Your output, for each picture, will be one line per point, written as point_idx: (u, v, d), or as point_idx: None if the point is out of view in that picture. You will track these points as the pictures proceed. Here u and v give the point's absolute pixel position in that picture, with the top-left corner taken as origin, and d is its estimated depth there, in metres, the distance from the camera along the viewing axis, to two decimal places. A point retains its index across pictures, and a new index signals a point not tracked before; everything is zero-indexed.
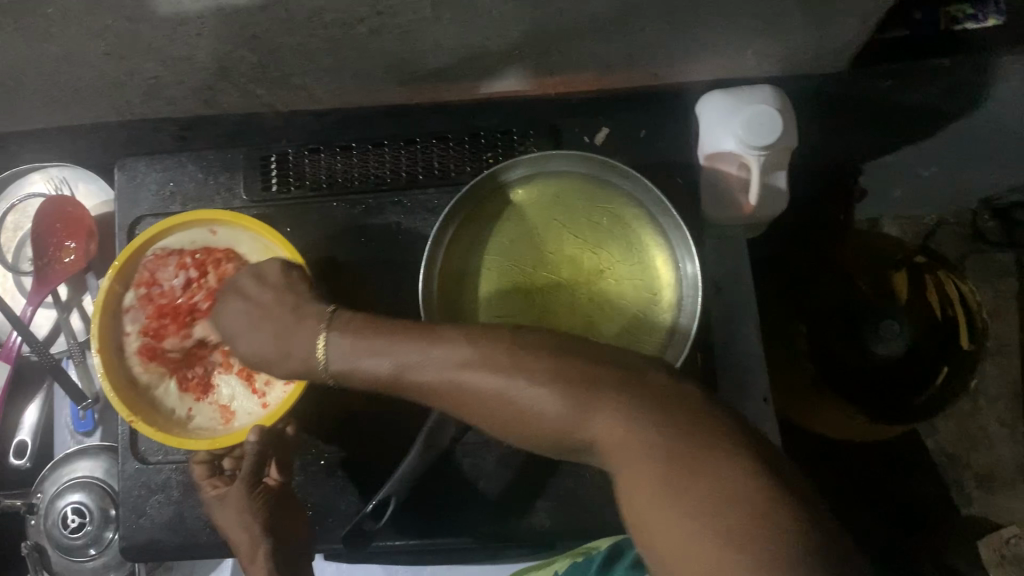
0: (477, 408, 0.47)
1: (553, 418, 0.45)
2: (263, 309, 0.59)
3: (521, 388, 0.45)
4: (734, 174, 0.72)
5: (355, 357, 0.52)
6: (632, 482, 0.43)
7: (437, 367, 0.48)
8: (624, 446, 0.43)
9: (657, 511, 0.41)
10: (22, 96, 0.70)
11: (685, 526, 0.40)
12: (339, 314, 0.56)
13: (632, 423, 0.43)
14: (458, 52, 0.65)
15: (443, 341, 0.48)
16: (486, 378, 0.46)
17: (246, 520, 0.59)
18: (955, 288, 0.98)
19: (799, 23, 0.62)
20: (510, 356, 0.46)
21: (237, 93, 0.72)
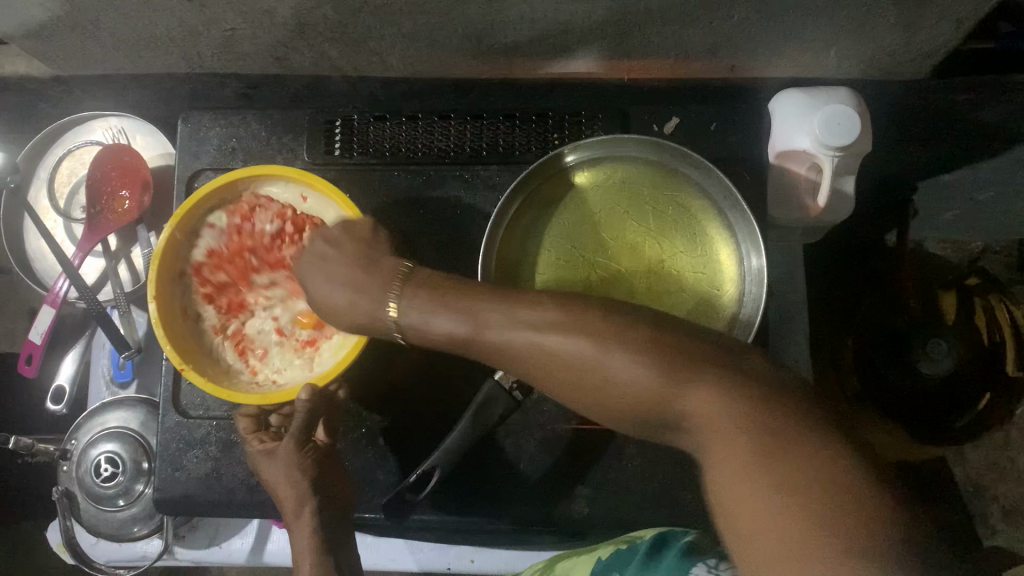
0: (562, 379, 0.45)
1: (640, 391, 0.43)
2: (342, 256, 0.58)
3: (610, 360, 0.43)
4: (803, 175, 0.71)
5: (424, 316, 0.51)
6: (725, 464, 0.40)
7: (525, 332, 0.46)
8: (717, 425, 0.41)
9: (752, 494, 0.39)
10: (96, 38, 0.70)
11: (774, 516, 0.37)
12: (414, 275, 0.54)
13: (726, 399, 0.41)
14: (539, 27, 0.65)
15: (531, 305, 0.47)
16: (574, 346, 0.44)
17: (293, 477, 0.59)
18: (1006, 313, 1.00)
19: (888, 20, 0.62)
20: (604, 324, 0.45)
21: (311, 53, 0.72)
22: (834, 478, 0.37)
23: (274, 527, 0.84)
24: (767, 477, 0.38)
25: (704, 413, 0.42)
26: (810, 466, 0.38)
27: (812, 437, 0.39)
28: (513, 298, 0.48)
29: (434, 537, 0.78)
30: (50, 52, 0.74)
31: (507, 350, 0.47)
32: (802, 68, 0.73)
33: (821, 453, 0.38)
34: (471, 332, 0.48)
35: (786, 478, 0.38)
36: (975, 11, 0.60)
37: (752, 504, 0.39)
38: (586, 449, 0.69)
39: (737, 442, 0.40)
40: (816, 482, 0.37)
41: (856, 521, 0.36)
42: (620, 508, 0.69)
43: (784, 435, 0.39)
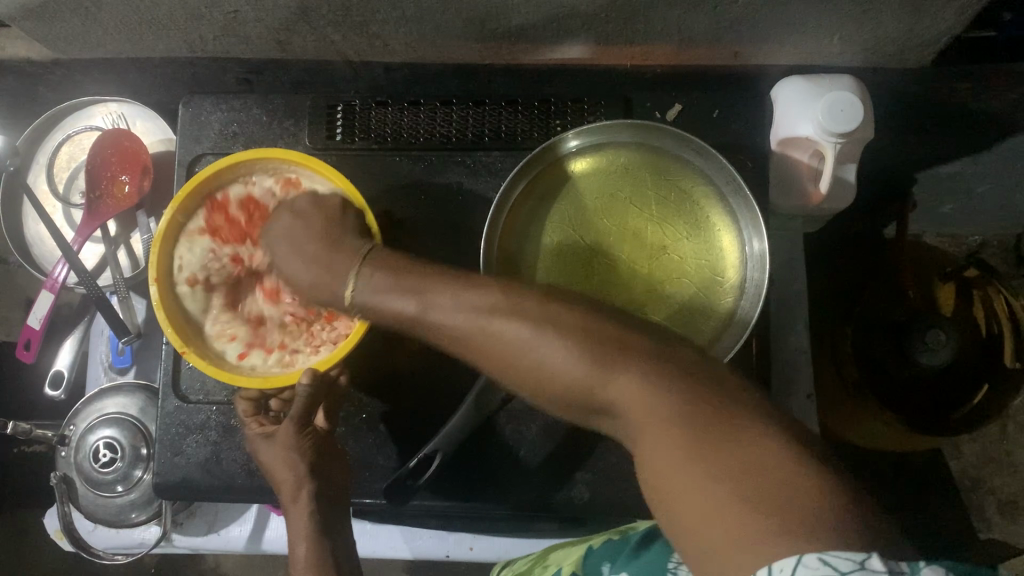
0: (492, 357, 0.46)
1: (572, 375, 0.44)
2: (307, 232, 0.60)
3: (546, 344, 0.44)
4: (806, 163, 0.72)
5: (377, 295, 0.52)
6: (657, 449, 0.41)
7: (466, 313, 0.47)
8: (645, 409, 0.42)
9: (684, 477, 0.39)
10: (96, 20, 0.70)
11: (709, 489, 0.38)
12: (375, 254, 0.56)
13: (647, 383, 0.42)
14: (541, 11, 0.64)
15: (477, 288, 0.48)
16: (509, 329, 0.45)
17: (292, 458, 0.59)
18: (1003, 302, 0.98)
19: (892, 6, 0.62)
20: (541, 308, 0.46)
21: (314, 37, 0.72)
22: (759, 455, 0.37)
23: (274, 514, 0.84)
24: (699, 460, 0.39)
25: (634, 399, 0.42)
26: (740, 441, 0.38)
27: (736, 417, 0.39)
28: (456, 280, 0.50)
29: (433, 523, 0.78)
30: (50, 35, 0.73)
31: (449, 330, 0.48)
32: (805, 54, 0.73)
33: (746, 431, 0.39)
34: (415, 310, 0.50)
35: (714, 455, 0.38)
36: None
37: (687, 486, 0.39)
38: (586, 435, 0.69)
39: (662, 425, 0.41)
40: (746, 460, 0.38)
41: (785, 493, 0.36)
42: (619, 494, 0.68)
43: (716, 417, 0.40)
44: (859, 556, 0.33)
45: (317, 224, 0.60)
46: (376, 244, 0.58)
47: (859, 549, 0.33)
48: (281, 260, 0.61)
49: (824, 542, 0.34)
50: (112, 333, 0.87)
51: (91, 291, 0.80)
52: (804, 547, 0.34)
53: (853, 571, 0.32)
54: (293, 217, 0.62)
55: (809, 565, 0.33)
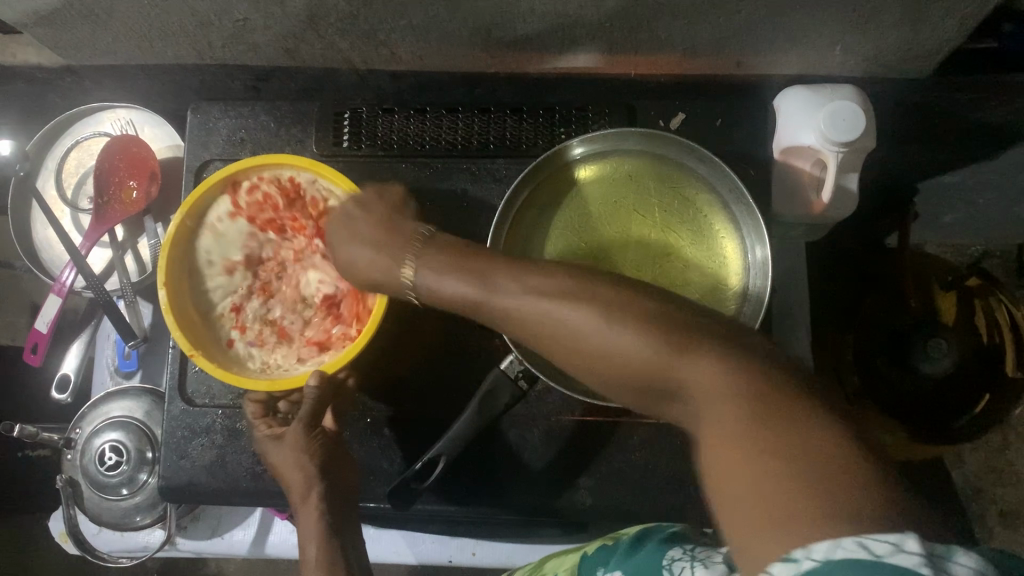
0: (563, 345, 0.45)
1: (639, 359, 0.43)
2: (369, 219, 0.60)
3: (607, 330, 0.43)
4: (807, 172, 0.72)
5: (438, 277, 0.52)
6: (714, 434, 0.40)
7: (530, 297, 0.47)
8: (712, 395, 0.41)
9: (735, 461, 0.38)
10: (107, 27, 0.71)
11: (765, 477, 0.37)
12: (436, 237, 0.56)
13: (721, 370, 0.41)
14: (547, 20, 0.65)
15: (542, 272, 0.48)
16: (576, 313, 0.44)
17: (301, 459, 0.59)
18: (1006, 314, 0.99)
19: (895, 16, 0.63)
20: (608, 293, 0.45)
21: (321, 45, 0.72)
22: (815, 441, 0.36)
23: (276, 518, 0.85)
24: (754, 443, 0.38)
25: (709, 381, 0.41)
26: (796, 429, 0.37)
27: (797, 404, 0.38)
28: (524, 267, 0.49)
29: (436, 528, 0.78)
30: (61, 41, 0.74)
31: (511, 312, 0.47)
32: (807, 64, 0.74)
33: (808, 421, 0.37)
34: (478, 293, 0.49)
35: (770, 439, 0.37)
36: (980, 7, 0.60)
37: (738, 467, 0.38)
38: (589, 440, 0.69)
39: (727, 413, 0.40)
40: (799, 445, 0.37)
41: (834, 482, 0.35)
42: (622, 499, 0.69)
43: (778, 401, 0.39)
44: (896, 538, 0.32)
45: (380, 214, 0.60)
46: (433, 229, 0.57)
47: (898, 531, 0.33)
48: (336, 245, 0.61)
49: (832, 532, 0.33)
50: (118, 337, 0.88)
51: (98, 295, 0.81)
52: (842, 531, 0.33)
53: (888, 555, 0.32)
54: (352, 206, 0.62)
55: (845, 548, 0.32)
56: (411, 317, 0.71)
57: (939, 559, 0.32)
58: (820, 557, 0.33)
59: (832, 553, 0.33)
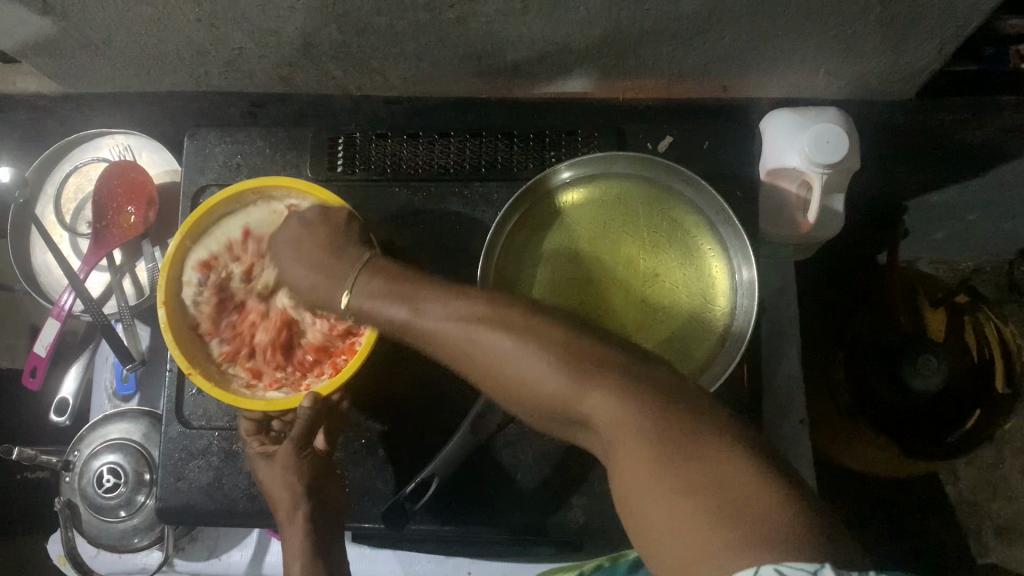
0: (480, 368, 0.49)
1: (554, 385, 0.46)
2: (314, 239, 0.62)
3: (522, 356, 0.47)
4: (793, 193, 0.73)
5: (370, 300, 0.55)
6: (627, 462, 0.44)
7: (453, 323, 0.50)
8: (617, 423, 0.44)
9: (647, 483, 0.42)
10: (106, 57, 0.72)
11: (671, 499, 0.41)
12: (373, 262, 0.59)
13: (625, 399, 0.45)
14: (535, 47, 0.67)
15: (465, 297, 0.51)
16: (503, 343, 0.48)
17: (291, 479, 0.60)
18: (994, 328, 1.01)
19: (875, 41, 0.64)
20: (525, 321, 0.49)
21: (316, 72, 0.74)
22: (719, 468, 0.40)
23: (273, 539, 0.85)
24: (657, 470, 0.42)
25: (607, 414, 0.45)
26: (691, 454, 0.41)
27: (696, 433, 0.42)
28: (445, 291, 0.53)
29: (431, 547, 0.79)
30: (60, 70, 0.76)
31: (440, 335, 0.51)
32: (792, 87, 0.75)
33: (711, 448, 0.41)
34: (408, 317, 0.53)
35: (680, 473, 0.41)
36: (957, 32, 0.62)
37: (654, 495, 0.42)
38: (582, 458, 0.70)
39: (631, 441, 0.44)
40: (708, 470, 0.41)
41: (738, 512, 0.39)
42: (614, 518, 0.69)
43: (671, 429, 0.43)
44: (812, 567, 0.36)
45: (326, 235, 0.61)
46: (374, 253, 0.60)
47: (814, 562, 0.36)
48: (285, 264, 0.63)
49: (754, 560, 0.37)
50: (116, 360, 0.89)
51: (96, 319, 0.82)
52: (761, 559, 0.37)
53: None
54: (301, 222, 0.63)
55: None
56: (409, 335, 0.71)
57: None
58: None
59: None
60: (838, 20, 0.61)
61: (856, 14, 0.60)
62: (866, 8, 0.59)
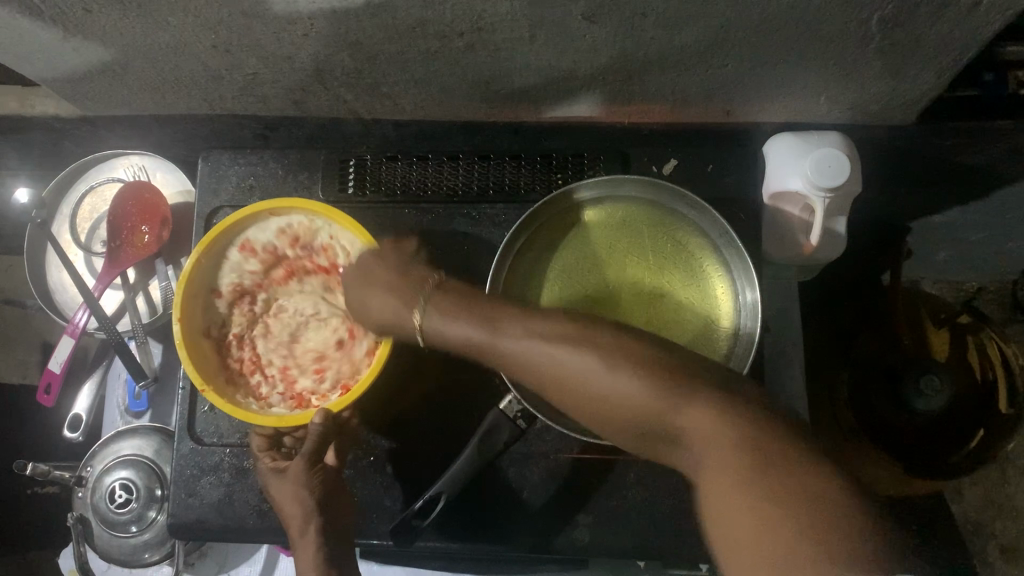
0: (562, 388, 0.50)
1: (643, 406, 0.47)
2: (382, 268, 0.63)
3: (606, 374, 0.48)
4: (796, 216, 0.74)
5: (445, 320, 0.56)
6: (717, 481, 0.44)
7: (542, 344, 0.50)
8: (710, 442, 0.45)
9: (736, 504, 0.43)
10: (123, 81, 0.74)
11: (767, 522, 0.41)
12: (444, 284, 0.60)
13: (718, 419, 0.45)
14: (542, 73, 0.68)
15: (549, 318, 0.52)
16: (580, 359, 0.48)
17: (299, 494, 0.62)
18: (999, 351, 1.01)
19: (877, 68, 0.66)
20: (611, 339, 0.49)
21: (328, 97, 0.75)
22: (813, 487, 0.41)
23: (281, 555, 0.87)
24: (751, 490, 0.42)
25: (702, 431, 0.45)
26: (793, 474, 0.42)
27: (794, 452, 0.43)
28: (531, 314, 0.53)
29: (437, 564, 0.79)
30: (78, 93, 0.77)
31: (522, 354, 0.51)
32: (793, 112, 0.77)
33: (810, 469, 0.42)
34: (488, 336, 0.53)
35: (778, 492, 0.42)
36: (954, 61, 0.63)
37: (741, 514, 0.42)
38: (587, 477, 0.71)
39: (729, 459, 0.44)
40: (802, 492, 0.41)
41: (840, 525, 0.40)
42: (621, 536, 0.70)
43: (756, 452, 0.43)
44: None
45: (392, 262, 0.63)
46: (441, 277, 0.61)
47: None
48: (353, 293, 0.64)
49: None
50: (129, 377, 0.91)
51: (110, 336, 0.83)
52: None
53: None
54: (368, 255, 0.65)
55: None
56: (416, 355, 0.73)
57: None
58: None
59: None
60: (837, 48, 0.62)
61: (856, 43, 0.61)
62: (867, 37, 0.60)
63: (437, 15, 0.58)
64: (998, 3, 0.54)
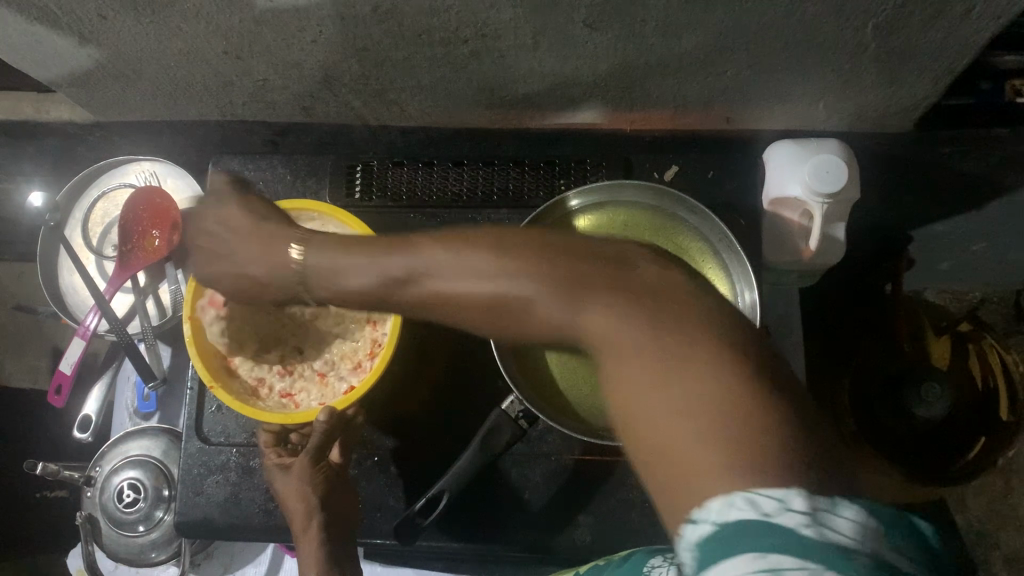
0: (474, 307, 0.48)
1: (554, 312, 0.46)
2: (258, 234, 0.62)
3: (523, 286, 0.47)
4: (796, 221, 0.76)
5: (332, 262, 0.55)
6: (624, 391, 0.43)
7: (440, 266, 0.49)
8: (611, 340, 0.45)
9: (645, 403, 0.42)
10: (136, 87, 0.76)
11: (675, 424, 0.40)
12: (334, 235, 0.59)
13: (622, 320, 0.45)
14: (545, 80, 0.70)
15: (451, 244, 0.50)
16: (487, 274, 0.48)
17: (304, 491, 0.63)
18: (999, 358, 1.02)
19: (874, 75, 0.67)
20: (513, 258, 0.47)
21: (335, 103, 0.77)
22: (719, 392, 0.40)
23: (286, 556, 0.88)
24: (662, 395, 0.41)
25: (616, 335, 0.44)
26: (700, 376, 0.40)
27: (708, 351, 0.41)
28: (431, 238, 0.52)
29: (440, 565, 0.80)
30: (93, 100, 0.79)
31: (423, 283, 0.50)
32: (791, 119, 0.78)
33: (709, 370, 0.41)
34: (376, 268, 0.52)
35: (679, 398, 0.40)
36: (949, 68, 0.65)
37: (652, 418, 0.41)
38: (588, 477, 0.72)
39: (633, 362, 0.43)
40: (708, 399, 0.40)
41: (748, 429, 0.38)
42: (620, 538, 0.71)
43: (678, 357, 0.42)
44: (784, 496, 0.35)
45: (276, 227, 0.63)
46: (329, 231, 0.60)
47: (783, 488, 0.36)
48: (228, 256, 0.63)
49: (729, 486, 0.37)
50: (138, 379, 0.93)
51: (119, 338, 0.84)
52: (735, 487, 0.36)
53: (775, 511, 0.35)
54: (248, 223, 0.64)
55: (737, 507, 0.36)
56: (418, 357, 0.74)
57: (820, 512, 0.35)
58: (714, 517, 0.36)
59: (724, 514, 0.36)
60: (834, 54, 0.64)
61: (854, 50, 0.63)
62: (862, 44, 0.61)
63: (443, 22, 0.60)
64: (991, 10, 0.55)
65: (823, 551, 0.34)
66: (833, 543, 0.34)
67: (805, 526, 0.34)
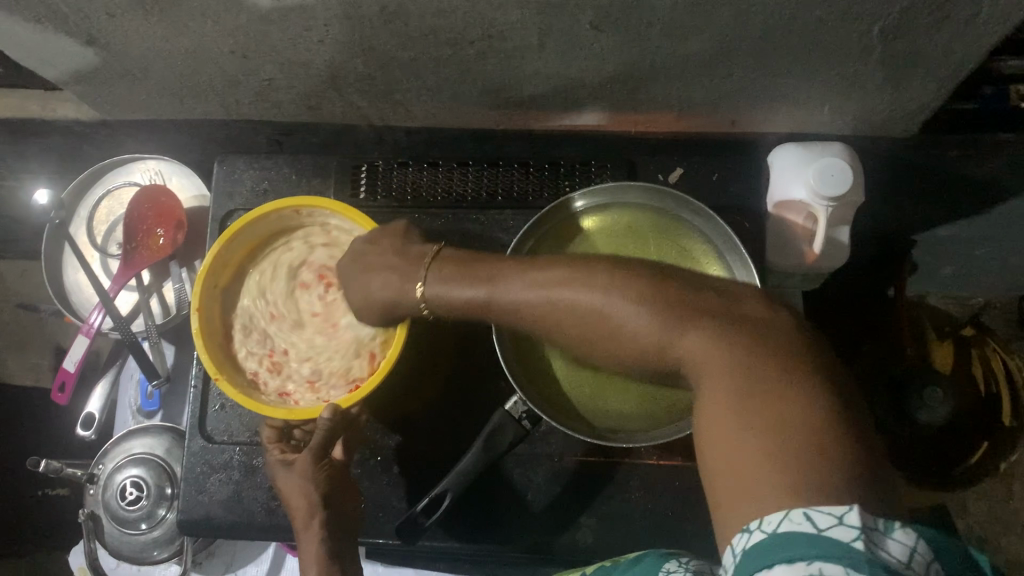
0: (568, 327, 0.53)
1: (647, 332, 0.49)
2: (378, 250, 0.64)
3: (613, 304, 0.50)
4: (800, 224, 0.74)
5: (447, 284, 0.59)
6: (714, 404, 0.45)
7: (537, 288, 0.54)
8: (704, 361, 0.46)
9: (720, 424, 0.44)
10: (142, 86, 0.76)
11: (744, 437, 0.42)
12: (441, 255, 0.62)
13: (715, 343, 0.47)
14: (550, 82, 0.70)
15: (548, 267, 0.55)
16: (581, 296, 0.51)
17: (306, 487, 0.62)
18: (1002, 365, 1.01)
19: (879, 79, 0.67)
20: (609, 277, 0.51)
21: (340, 103, 0.77)
22: (806, 414, 0.41)
23: (288, 555, 0.88)
24: (738, 412, 0.43)
25: (700, 356, 0.47)
26: (782, 395, 0.42)
27: (797, 372, 0.44)
28: (530, 266, 0.56)
29: (442, 565, 0.81)
30: (99, 99, 0.80)
31: (523, 302, 0.54)
32: (796, 123, 0.78)
33: (802, 392, 0.42)
34: (487, 294, 0.56)
35: (750, 413, 0.42)
36: (954, 73, 0.65)
37: (724, 435, 0.43)
38: (590, 478, 0.72)
39: (720, 380, 0.45)
40: (786, 416, 0.41)
41: (818, 447, 0.40)
42: (623, 539, 0.71)
43: (765, 376, 0.44)
44: (838, 511, 0.37)
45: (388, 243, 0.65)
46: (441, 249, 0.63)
47: (842, 506, 0.37)
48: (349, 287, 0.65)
49: (789, 502, 0.38)
50: (141, 377, 0.93)
51: (123, 336, 0.84)
52: (794, 503, 0.38)
53: (829, 526, 0.37)
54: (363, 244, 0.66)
55: (791, 520, 0.37)
56: (422, 356, 0.74)
57: (874, 531, 0.36)
58: (769, 527, 0.38)
59: (779, 525, 0.38)
60: (839, 58, 0.64)
61: (860, 54, 0.63)
62: (868, 47, 0.62)
63: (449, 23, 0.60)
64: (997, 15, 0.55)
65: (870, 561, 0.35)
66: (881, 559, 0.35)
67: (858, 542, 0.36)
